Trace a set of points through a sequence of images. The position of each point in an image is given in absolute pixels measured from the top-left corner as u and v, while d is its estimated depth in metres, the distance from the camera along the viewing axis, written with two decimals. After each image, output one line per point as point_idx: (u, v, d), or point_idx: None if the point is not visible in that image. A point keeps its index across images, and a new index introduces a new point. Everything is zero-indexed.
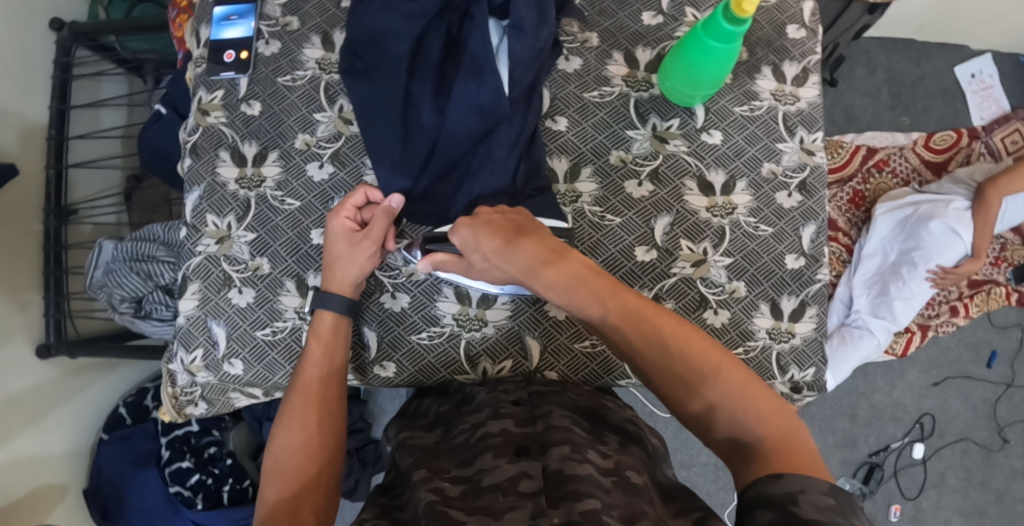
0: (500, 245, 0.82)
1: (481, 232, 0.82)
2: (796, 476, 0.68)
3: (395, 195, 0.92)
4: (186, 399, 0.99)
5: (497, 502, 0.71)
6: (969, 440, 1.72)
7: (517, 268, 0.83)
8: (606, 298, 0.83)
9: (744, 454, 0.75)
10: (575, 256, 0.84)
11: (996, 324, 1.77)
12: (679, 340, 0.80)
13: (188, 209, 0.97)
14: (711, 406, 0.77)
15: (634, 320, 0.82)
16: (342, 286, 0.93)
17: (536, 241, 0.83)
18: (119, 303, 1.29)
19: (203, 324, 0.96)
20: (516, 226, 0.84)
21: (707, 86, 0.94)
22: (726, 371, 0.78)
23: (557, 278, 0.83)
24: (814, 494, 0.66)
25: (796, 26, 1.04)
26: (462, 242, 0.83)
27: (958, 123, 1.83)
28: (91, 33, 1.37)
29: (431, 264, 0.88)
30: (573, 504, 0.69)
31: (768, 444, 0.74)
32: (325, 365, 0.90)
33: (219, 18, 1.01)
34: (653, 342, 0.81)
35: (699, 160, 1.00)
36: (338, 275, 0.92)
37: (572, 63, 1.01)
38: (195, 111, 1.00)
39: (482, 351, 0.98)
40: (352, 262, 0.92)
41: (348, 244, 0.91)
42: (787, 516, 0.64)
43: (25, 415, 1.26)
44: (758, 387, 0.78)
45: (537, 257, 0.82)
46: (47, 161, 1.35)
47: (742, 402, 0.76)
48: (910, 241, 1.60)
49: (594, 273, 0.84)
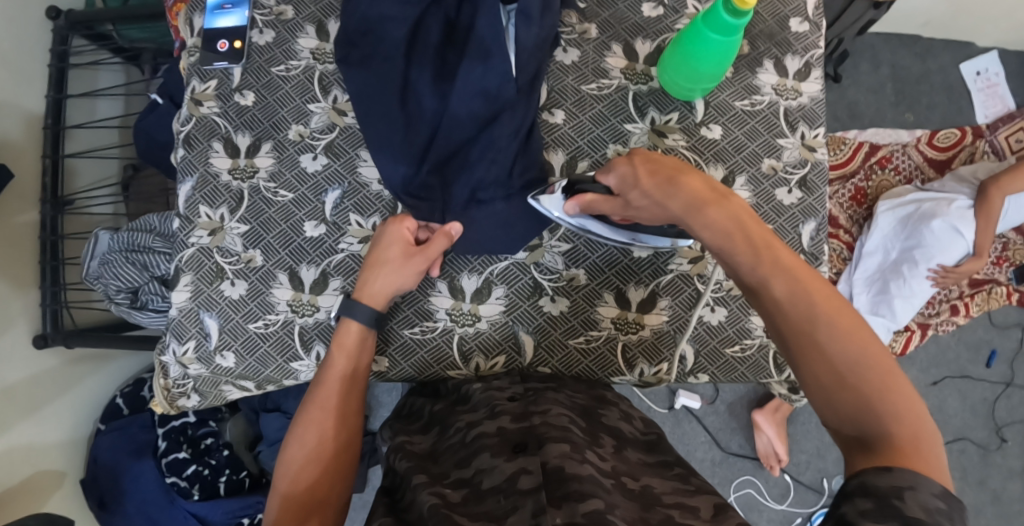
0: (662, 184, 0.81)
1: (641, 170, 0.82)
2: (906, 468, 0.61)
3: (458, 224, 0.93)
4: (177, 391, 0.97)
5: (499, 506, 0.71)
6: (968, 439, 1.71)
7: (673, 203, 0.80)
8: (761, 248, 0.74)
9: (868, 449, 0.64)
10: (739, 202, 0.78)
11: (997, 324, 1.76)
12: (838, 313, 0.69)
13: (181, 200, 0.97)
14: (842, 389, 0.67)
15: (792, 283, 0.71)
16: (372, 297, 0.91)
17: (698, 181, 0.80)
18: (116, 292, 1.28)
19: (195, 316, 0.95)
20: (676, 168, 0.82)
21: (706, 80, 0.93)
22: (879, 361, 0.67)
23: (717, 219, 0.77)
24: (924, 493, 0.59)
25: (799, 19, 1.02)
26: (619, 181, 0.85)
27: (962, 120, 1.81)
28: (89, 22, 1.36)
29: (580, 205, 0.88)
30: (576, 505, 0.67)
31: (896, 445, 0.63)
32: (345, 380, 0.89)
33: (213, 6, 1.00)
34: (801, 304, 0.70)
35: (698, 155, 0.98)
36: (373, 284, 0.91)
37: (570, 54, 0.99)
38: (189, 101, 0.99)
39: (476, 346, 0.97)
40: (398, 273, 0.91)
41: (402, 255, 0.91)
42: (889, 507, 0.58)
43: (22, 404, 1.25)
44: (905, 386, 0.66)
45: (694, 196, 0.79)
46: (43, 150, 1.34)
47: (879, 391, 0.66)
48: (912, 239, 1.58)
49: (758, 227, 0.76)
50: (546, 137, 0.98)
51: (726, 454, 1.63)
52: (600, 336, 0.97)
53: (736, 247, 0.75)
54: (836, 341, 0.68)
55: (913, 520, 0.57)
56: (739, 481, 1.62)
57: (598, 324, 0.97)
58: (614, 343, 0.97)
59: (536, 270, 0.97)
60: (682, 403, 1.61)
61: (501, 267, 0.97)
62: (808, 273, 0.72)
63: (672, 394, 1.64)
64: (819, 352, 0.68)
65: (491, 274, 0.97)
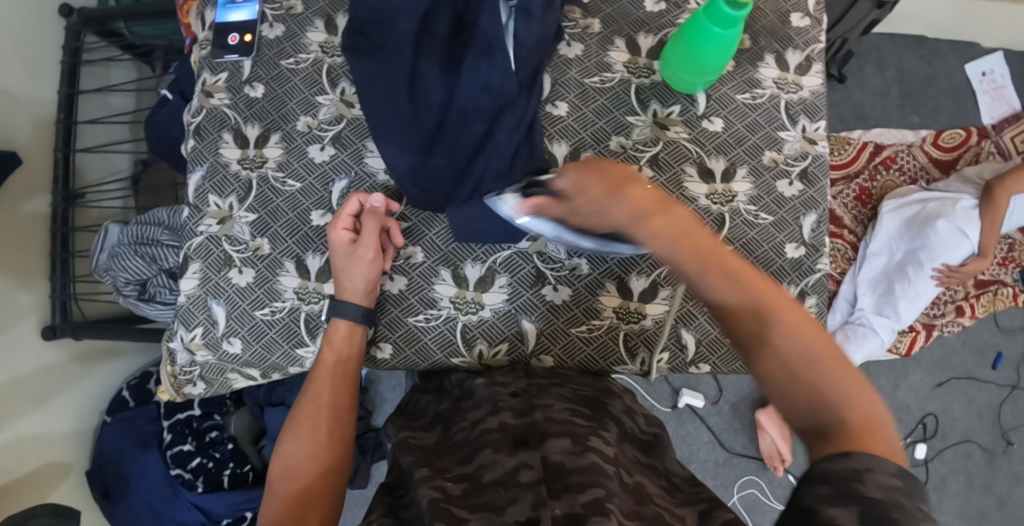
0: (605, 193, 0.78)
1: (590, 174, 0.80)
2: (863, 452, 0.62)
3: (376, 195, 0.95)
4: (184, 378, 0.98)
5: (499, 497, 0.72)
6: (973, 442, 1.72)
7: (618, 213, 0.78)
8: (704, 254, 0.73)
9: (826, 438, 0.65)
10: (680, 207, 0.77)
11: (1003, 327, 1.77)
12: (782, 308, 0.70)
13: (191, 190, 0.98)
14: (795, 385, 0.67)
15: (742, 286, 0.71)
16: (354, 294, 0.93)
17: (640, 188, 0.78)
18: (124, 285, 1.31)
19: (203, 303, 0.96)
20: (620, 175, 0.80)
21: (708, 73, 0.94)
22: (824, 353, 0.68)
23: (660, 227, 0.76)
24: (882, 473, 0.60)
25: (800, 14, 1.03)
26: (569, 185, 0.82)
27: (967, 122, 1.82)
28: (102, 19, 1.39)
29: (530, 208, 0.85)
30: (576, 496, 0.69)
31: (851, 429, 0.64)
32: (337, 375, 0.92)
33: (224, 1, 1.02)
34: (748, 306, 0.70)
35: (699, 147, 0.99)
36: (347, 284, 0.93)
37: (573, 48, 1.00)
38: (200, 93, 1.00)
39: (479, 333, 0.97)
40: (351, 271, 0.92)
41: (347, 254, 0.92)
42: (847, 491, 0.59)
43: (31, 394, 1.27)
44: (847, 370, 0.67)
45: (638, 202, 0.77)
46: (55, 145, 1.36)
47: (831, 381, 0.67)
48: (917, 240, 1.59)
49: (701, 230, 0.76)
50: (546, 128, 0.98)
51: (729, 454, 1.64)
52: (602, 325, 0.97)
53: (677, 252, 0.75)
54: (783, 334, 0.68)
55: (873, 503, 0.58)
56: (742, 481, 1.63)
57: (601, 313, 0.97)
58: (616, 332, 0.97)
59: (539, 259, 0.97)
60: (687, 402, 1.63)
61: (503, 256, 0.97)
62: (753, 275, 0.72)
63: (676, 393, 1.65)
64: (772, 355, 0.68)
65: (494, 263, 0.97)
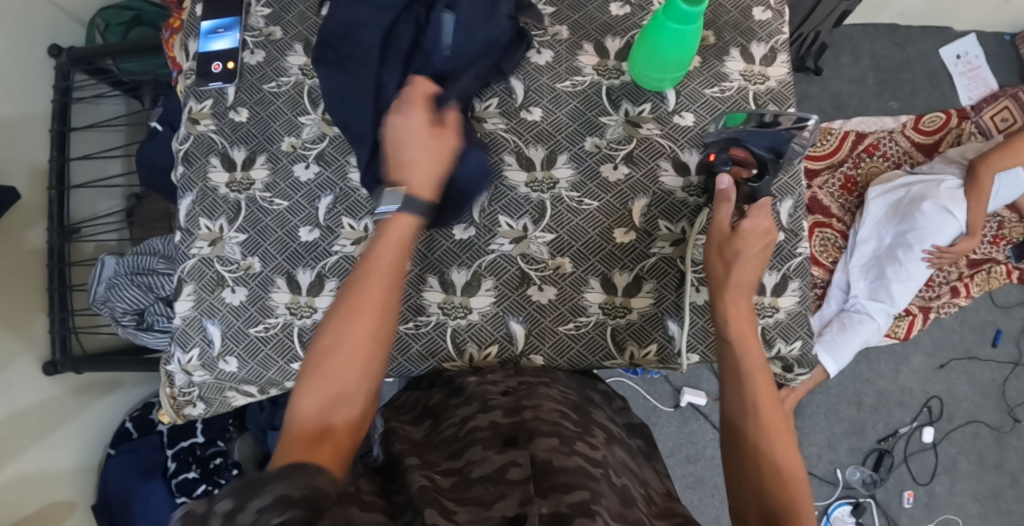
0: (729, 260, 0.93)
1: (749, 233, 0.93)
2: None
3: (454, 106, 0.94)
4: (184, 399, 1.00)
5: (486, 493, 0.74)
6: (980, 422, 1.73)
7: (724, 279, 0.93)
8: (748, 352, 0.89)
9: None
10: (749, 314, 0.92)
11: (1000, 303, 1.79)
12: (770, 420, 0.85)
13: (182, 214, 1.00)
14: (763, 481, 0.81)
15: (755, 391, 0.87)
16: (424, 183, 0.88)
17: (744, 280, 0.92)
18: (122, 315, 1.34)
19: (198, 323, 0.98)
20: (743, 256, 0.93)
21: (674, 68, 0.96)
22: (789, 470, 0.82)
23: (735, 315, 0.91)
24: None
25: (761, 8, 1.06)
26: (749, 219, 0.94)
27: (947, 104, 1.84)
28: (89, 58, 1.43)
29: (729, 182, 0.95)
30: (562, 496, 0.71)
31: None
32: (392, 274, 0.84)
33: (206, 31, 1.05)
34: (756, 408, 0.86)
35: (672, 142, 1.01)
36: (427, 177, 0.88)
37: (544, 55, 1.03)
38: (186, 121, 1.03)
39: (468, 337, 0.98)
40: (433, 156, 0.89)
41: (430, 138, 0.89)
42: None
43: (32, 429, 1.30)
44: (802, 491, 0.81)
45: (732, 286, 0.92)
46: (49, 184, 1.40)
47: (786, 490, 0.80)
48: (904, 224, 1.61)
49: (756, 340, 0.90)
50: (510, 141, 1.00)
51: None
52: (589, 321, 0.99)
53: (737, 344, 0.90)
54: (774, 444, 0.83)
55: None
56: None
57: (587, 310, 0.99)
58: (603, 326, 0.99)
59: (522, 260, 0.99)
60: (688, 400, 1.64)
61: (488, 260, 0.99)
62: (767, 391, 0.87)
63: (677, 392, 1.67)
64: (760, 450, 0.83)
65: (480, 267, 0.99)
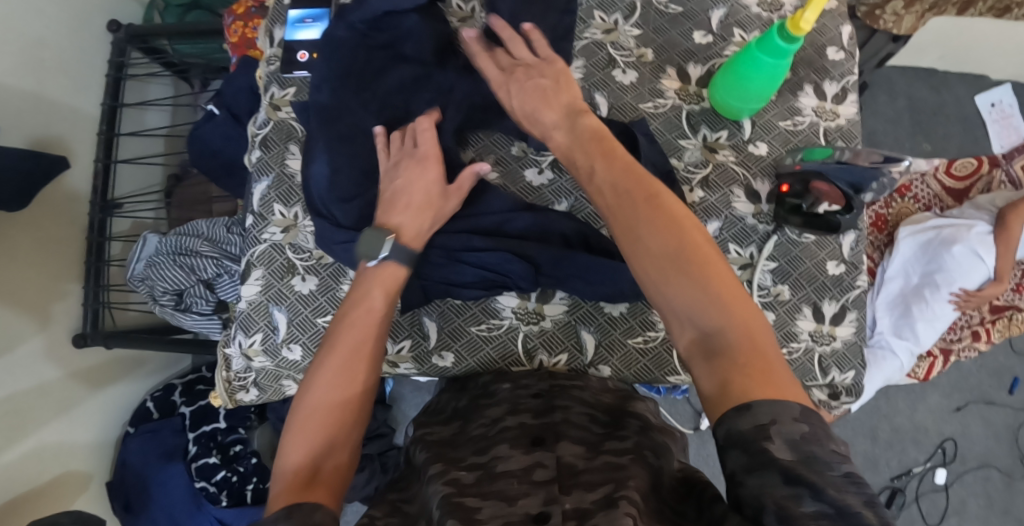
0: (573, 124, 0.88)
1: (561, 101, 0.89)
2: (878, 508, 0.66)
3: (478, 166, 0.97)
4: (238, 384, 1.01)
5: (512, 488, 0.74)
6: (992, 467, 1.75)
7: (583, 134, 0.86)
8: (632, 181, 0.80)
9: (727, 362, 0.68)
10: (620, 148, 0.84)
11: (1017, 349, 1.81)
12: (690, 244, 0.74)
13: (256, 198, 1.01)
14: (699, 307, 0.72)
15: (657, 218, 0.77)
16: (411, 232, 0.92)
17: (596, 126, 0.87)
18: (161, 295, 1.34)
19: (265, 309, 0.98)
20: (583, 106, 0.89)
21: (755, 99, 0.98)
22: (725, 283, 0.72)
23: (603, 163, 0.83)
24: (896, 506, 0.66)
25: (835, 48, 1.08)
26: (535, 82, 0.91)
27: (979, 151, 1.88)
28: (146, 36, 1.42)
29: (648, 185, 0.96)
30: (585, 494, 0.72)
31: (751, 363, 0.68)
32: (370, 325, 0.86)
33: (295, 20, 1.05)
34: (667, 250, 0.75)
35: (746, 169, 1.03)
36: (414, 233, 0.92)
37: (628, 75, 1.05)
38: (267, 106, 1.04)
39: (540, 343, 1.00)
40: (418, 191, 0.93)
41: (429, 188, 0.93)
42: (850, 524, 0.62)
43: (55, 402, 1.28)
44: (752, 309, 0.71)
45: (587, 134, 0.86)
46: (96, 155, 1.39)
47: (731, 309, 0.71)
48: (933, 263, 1.64)
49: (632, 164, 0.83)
50: None
51: None
52: (657, 336, 1.00)
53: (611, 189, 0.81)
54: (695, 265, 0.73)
55: None
56: None
57: (656, 325, 1.01)
58: (670, 343, 1.00)
59: None
60: (708, 424, 1.65)
61: None
62: (670, 206, 0.77)
63: (698, 415, 1.67)
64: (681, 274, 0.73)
65: None
